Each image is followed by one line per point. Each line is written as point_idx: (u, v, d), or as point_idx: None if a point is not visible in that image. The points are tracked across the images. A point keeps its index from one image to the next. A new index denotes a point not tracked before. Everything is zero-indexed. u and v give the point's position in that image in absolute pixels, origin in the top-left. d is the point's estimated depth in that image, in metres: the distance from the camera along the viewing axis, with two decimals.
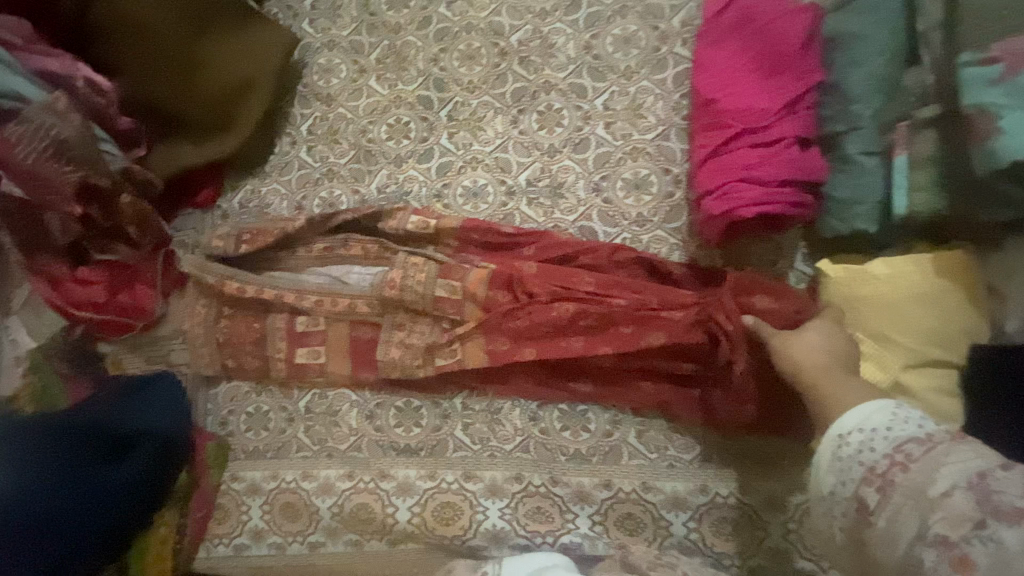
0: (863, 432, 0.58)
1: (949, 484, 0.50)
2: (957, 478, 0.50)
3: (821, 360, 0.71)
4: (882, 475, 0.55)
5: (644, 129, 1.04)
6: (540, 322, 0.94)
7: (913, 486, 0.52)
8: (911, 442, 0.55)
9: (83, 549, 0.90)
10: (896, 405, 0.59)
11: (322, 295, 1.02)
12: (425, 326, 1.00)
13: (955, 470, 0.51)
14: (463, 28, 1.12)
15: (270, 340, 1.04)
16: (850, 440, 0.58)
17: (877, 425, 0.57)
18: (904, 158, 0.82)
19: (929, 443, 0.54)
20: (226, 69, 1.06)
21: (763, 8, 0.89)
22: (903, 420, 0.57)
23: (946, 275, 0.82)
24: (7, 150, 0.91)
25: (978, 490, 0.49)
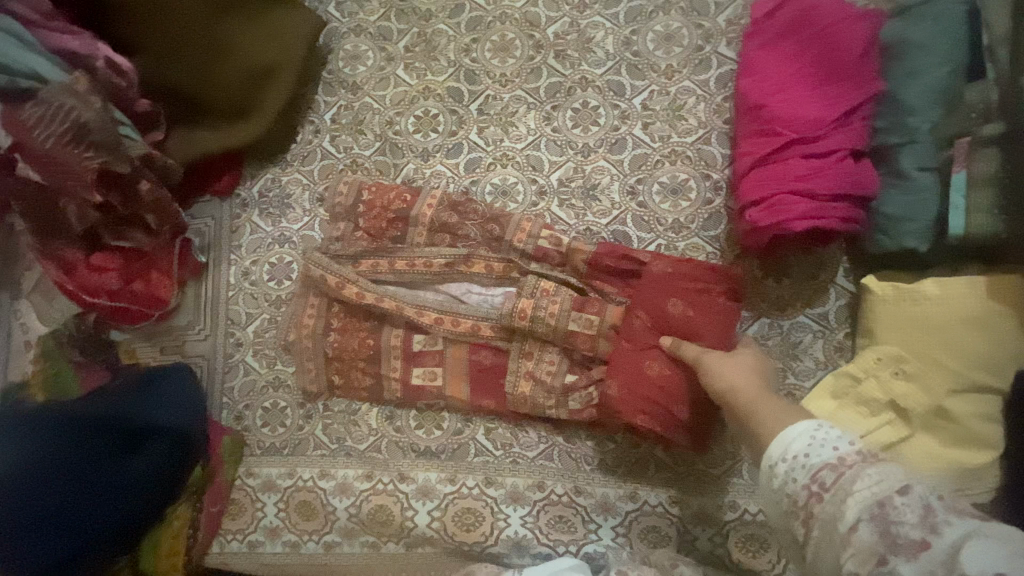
0: (787, 461, 0.56)
1: (855, 516, 0.49)
2: (860, 508, 0.49)
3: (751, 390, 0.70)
4: (804, 507, 0.53)
5: (683, 131, 1.00)
6: (647, 368, 0.87)
7: (829, 518, 0.51)
8: (825, 470, 0.53)
9: (95, 541, 0.88)
10: (818, 426, 0.57)
11: (421, 309, 0.97)
12: (556, 357, 0.95)
13: (860, 501, 0.49)
14: (497, 18, 1.08)
15: (385, 358, 1.00)
16: (777, 471, 0.57)
17: (798, 453, 0.56)
18: (961, 175, 0.79)
19: (840, 470, 0.52)
20: (251, 53, 1.01)
21: (822, 12, 0.86)
22: (819, 443, 0.55)
23: (1001, 299, 0.79)
24: (26, 134, 0.87)
25: (879, 520, 0.47)
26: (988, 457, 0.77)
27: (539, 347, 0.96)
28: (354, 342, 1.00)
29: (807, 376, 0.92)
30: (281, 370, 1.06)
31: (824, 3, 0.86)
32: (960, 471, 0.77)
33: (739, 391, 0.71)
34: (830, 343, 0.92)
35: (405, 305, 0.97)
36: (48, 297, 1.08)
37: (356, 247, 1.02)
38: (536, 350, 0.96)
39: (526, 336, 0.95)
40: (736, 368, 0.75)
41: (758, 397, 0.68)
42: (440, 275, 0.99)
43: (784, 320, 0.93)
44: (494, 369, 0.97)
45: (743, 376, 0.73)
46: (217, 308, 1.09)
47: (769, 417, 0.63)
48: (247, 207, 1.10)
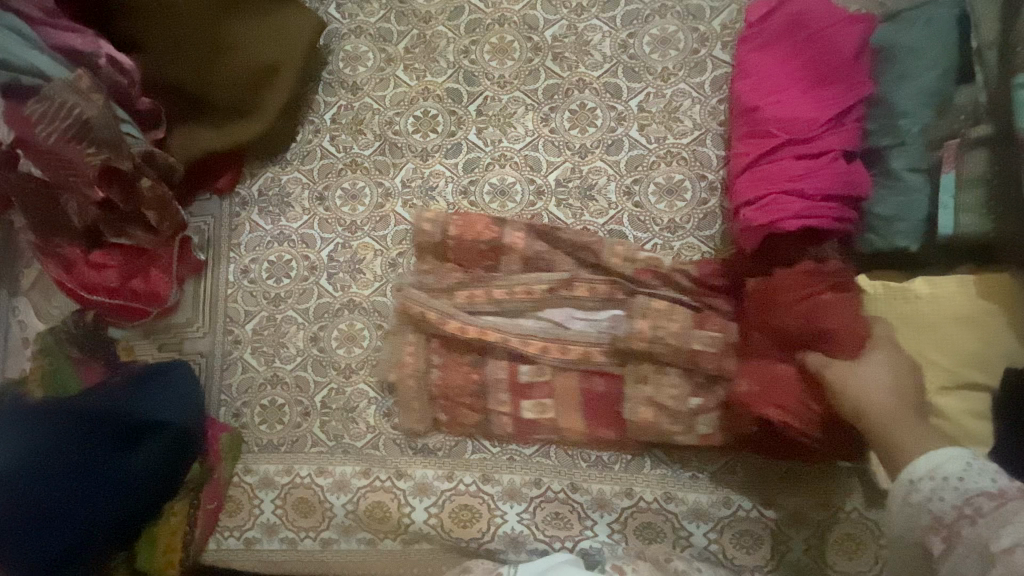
0: (934, 478, 0.62)
1: (1011, 541, 0.52)
2: (1017, 535, 0.52)
3: (892, 401, 0.73)
4: (950, 526, 0.58)
5: (679, 133, 1.02)
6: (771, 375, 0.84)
7: (977, 538, 0.55)
8: (983, 496, 0.57)
9: (95, 536, 0.89)
10: (973, 456, 0.62)
11: (432, 310, 0.97)
12: (557, 357, 0.96)
13: (1021, 528, 0.53)
14: (496, 21, 1.09)
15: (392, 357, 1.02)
16: (919, 486, 0.63)
17: (949, 474, 0.61)
18: (951, 176, 0.80)
19: (1002, 499, 0.56)
20: (253, 53, 1.02)
21: (814, 16, 0.88)
22: (977, 471, 0.60)
23: (991, 299, 0.81)
24: (29, 131, 0.90)
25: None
26: (977, 453, 0.77)
27: (538, 348, 0.96)
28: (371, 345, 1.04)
29: None
30: (279, 368, 1.06)
31: (817, 8, 0.88)
32: None
33: (874, 404, 0.73)
34: None
35: (411, 301, 0.98)
36: (47, 295, 1.09)
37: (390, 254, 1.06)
38: (531, 350, 0.96)
39: (521, 338, 0.96)
40: (874, 377, 0.75)
41: (896, 414, 0.72)
42: (441, 278, 1.00)
43: None
44: (491, 368, 0.98)
45: (878, 392, 0.74)
46: (216, 305, 1.09)
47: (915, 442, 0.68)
48: (247, 206, 1.11)
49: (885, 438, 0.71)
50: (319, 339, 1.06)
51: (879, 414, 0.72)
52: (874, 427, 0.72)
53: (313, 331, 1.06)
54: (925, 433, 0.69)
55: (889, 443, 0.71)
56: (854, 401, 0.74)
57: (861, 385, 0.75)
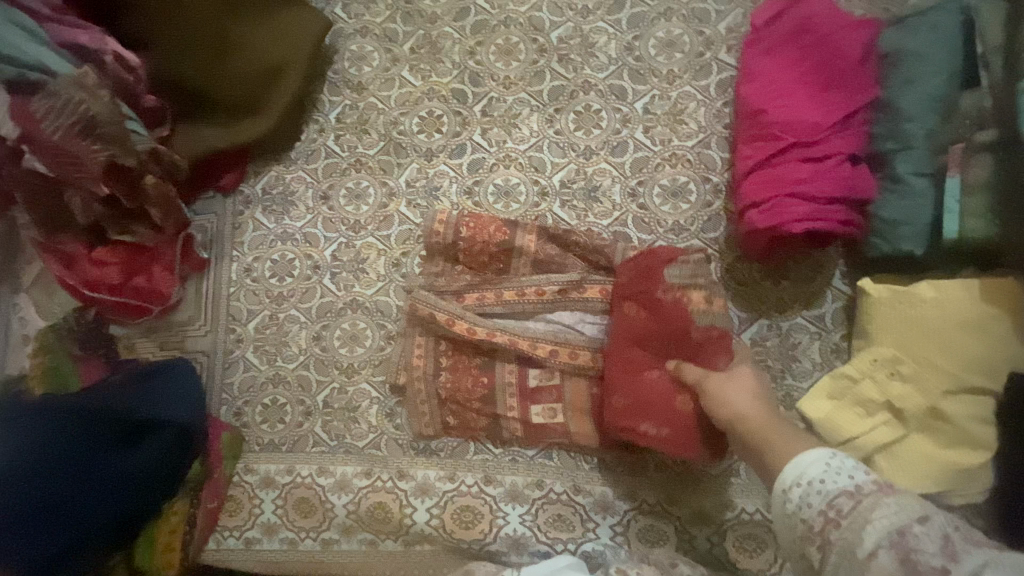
0: (800, 486, 0.60)
1: (875, 543, 0.53)
2: (880, 536, 0.53)
3: (760, 410, 0.74)
4: (819, 534, 0.57)
5: (684, 135, 1.02)
6: (637, 377, 0.88)
7: (846, 544, 0.55)
8: (842, 497, 0.57)
9: (89, 535, 0.88)
10: (831, 455, 0.61)
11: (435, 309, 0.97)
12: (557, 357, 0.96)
13: (880, 529, 0.54)
14: (501, 22, 1.09)
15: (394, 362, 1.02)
16: (791, 496, 0.60)
17: (813, 479, 0.60)
18: (956, 181, 0.81)
19: (858, 498, 0.56)
20: (257, 51, 1.02)
21: (821, 19, 0.88)
22: (836, 471, 0.59)
23: (995, 303, 0.81)
24: (35, 126, 0.89)
25: (899, 548, 0.52)
26: (983, 458, 0.79)
27: (542, 350, 0.96)
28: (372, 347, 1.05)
29: (805, 377, 0.93)
30: (281, 367, 1.06)
31: (823, 12, 0.89)
32: (955, 471, 0.79)
33: (748, 413, 0.75)
34: (827, 345, 0.94)
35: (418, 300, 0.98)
36: (48, 292, 1.09)
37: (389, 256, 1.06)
38: (532, 350, 0.96)
39: (523, 340, 0.96)
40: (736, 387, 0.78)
41: (765, 422, 0.72)
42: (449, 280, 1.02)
43: (783, 322, 0.95)
44: (493, 370, 0.98)
45: (748, 399, 0.76)
46: (218, 303, 1.09)
47: (781, 445, 0.67)
48: (250, 204, 1.11)
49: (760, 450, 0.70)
50: (322, 338, 1.06)
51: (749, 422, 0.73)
52: (750, 436, 0.72)
53: (315, 331, 1.06)
54: (789, 434, 0.69)
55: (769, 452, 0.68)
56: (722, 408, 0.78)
57: (731, 395, 0.78)
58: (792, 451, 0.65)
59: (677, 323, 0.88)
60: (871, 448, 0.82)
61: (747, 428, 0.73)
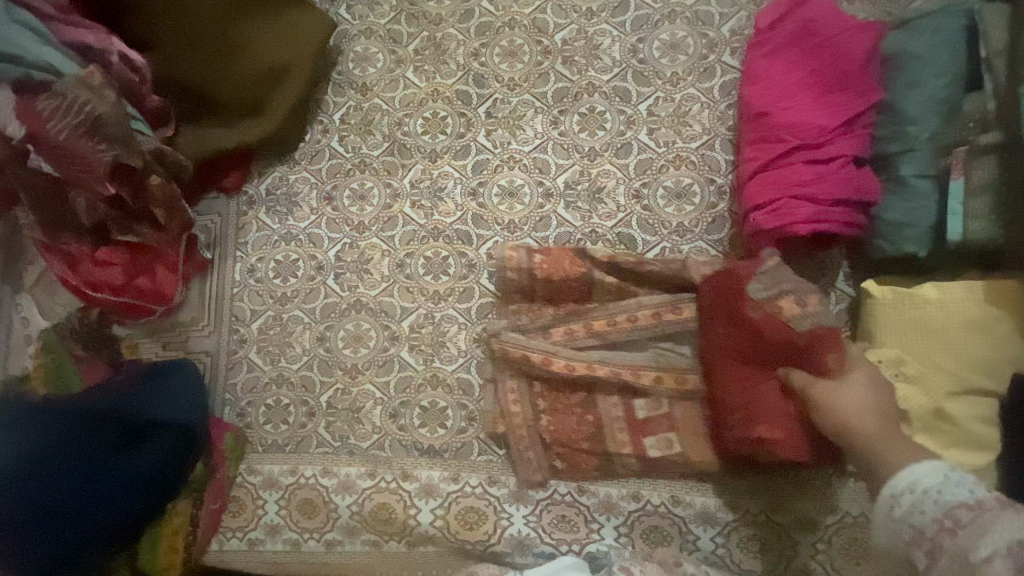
0: (911, 492, 0.62)
1: (990, 551, 0.53)
2: (997, 545, 0.53)
3: (877, 419, 0.74)
4: (930, 539, 0.58)
5: (688, 137, 1.02)
6: (755, 393, 0.86)
7: (958, 549, 0.55)
8: (960, 507, 0.58)
9: (91, 538, 0.87)
10: (949, 468, 0.62)
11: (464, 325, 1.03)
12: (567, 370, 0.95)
13: (997, 538, 0.53)
14: (506, 24, 1.10)
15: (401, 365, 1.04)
16: (900, 501, 0.62)
17: (928, 486, 0.61)
18: (958, 184, 0.82)
19: (979, 510, 0.57)
20: (262, 52, 1.02)
21: (825, 23, 0.89)
22: (954, 483, 0.60)
23: (997, 305, 0.82)
24: (39, 126, 0.88)
25: (1017, 558, 0.51)
26: (986, 460, 0.79)
27: (645, 379, 0.94)
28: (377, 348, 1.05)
29: None
30: (285, 368, 1.06)
31: (828, 15, 0.89)
32: (961, 473, 0.79)
33: (863, 420, 0.74)
34: None
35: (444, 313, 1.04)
36: (51, 292, 1.08)
37: (394, 257, 1.06)
38: (549, 364, 0.95)
39: (535, 352, 0.96)
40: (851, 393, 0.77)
41: (883, 432, 0.72)
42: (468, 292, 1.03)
43: None
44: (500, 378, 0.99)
45: (862, 408, 0.75)
46: (221, 303, 1.09)
47: (896, 454, 0.68)
48: (254, 205, 1.11)
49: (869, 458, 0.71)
50: (326, 339, 1.06)
51: (864, 432, 0.73)
52: (864, 444, 0.72)
53: (319, 331, 1.06)
54: (901, 446, 0.69)
55: (881, 458, 0.69)
56: (838, 417, 0.76)
57: (844, 404, 0.77)
58: (904, 461, 0.67)
59: (783, 332, 0.85)
60: None
61: (856, 436, 0.73)
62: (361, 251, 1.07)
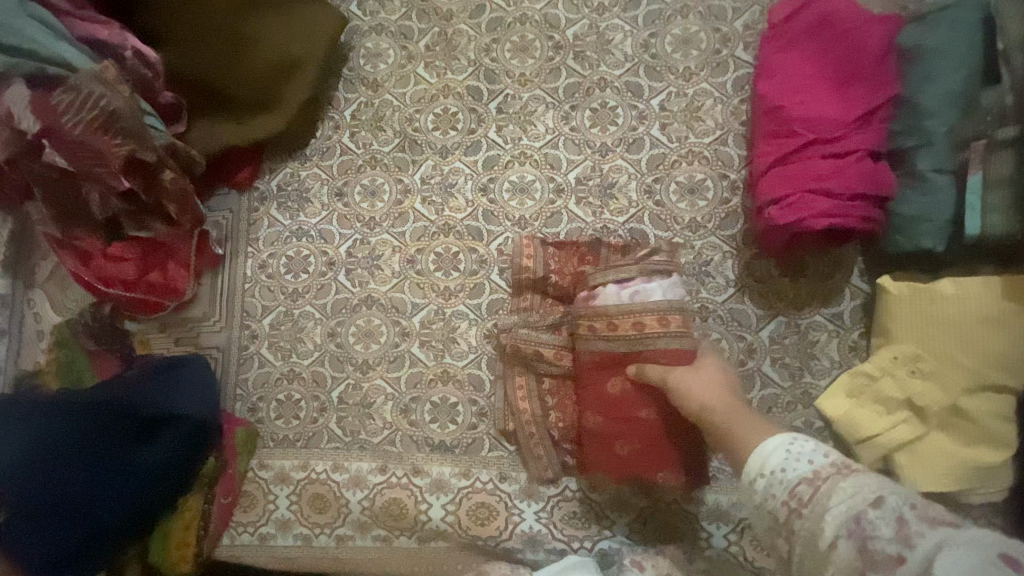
0: (765, 476, 0.65)
1: (834, 534, 0.57)
2: (838, 526, 0.57)
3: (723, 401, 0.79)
4: (785, 524, 0.62)
5: (701, 132, 1.02)
6: (607, 423, 0.88)
7: (809, 534, 0.59)
8: (802, 485, 0.62)
9: (104, 531, 0.87)
10: (791, 441, 0.66)
11: (476, 322, 1.03)
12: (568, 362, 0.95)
13: (837, 518, 0.58)
14: (517, 19, 1.09)
15: (411, 361, 1.04)
16: (757, 487, 0.65)
17: (775, 469, 0.64)
18: (978, 177, 0.80)
19: (816, 484, 0.61)
20: (275, 48, 1.02)
21: (841, 16, 0.88)
22: (794, 458, 0.64)
23: (1017, 300, 0.81)
24: (55, 119, 0.88)
25: (856, 536, 0.56)
26: (1004, 456, 0.80)
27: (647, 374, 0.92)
28: (387, 344, 1.05)
29: (823, 374, 0.93)
30: (296, 363, 1.06)
31: (843, 8, 0.88)
32: (974, 468, 0.80)
33: (711, 407, 0.79)
34: (845, 343, 0.94)
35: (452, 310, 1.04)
36: (63, 287, 1.09)
37: (405, 253, 1.06)
38: (558, 359, 0.96)
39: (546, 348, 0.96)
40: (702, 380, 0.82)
41: (733, 408, 0.78)
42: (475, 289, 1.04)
43: (801, 319, 0.95)
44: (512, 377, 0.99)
45: (710, 393, 0.80)
46: (233, 299, 1.09)
47: (747, 430, 0.73)
48: (266, 201, 1.11)
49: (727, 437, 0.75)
50: (337, 335, 1.06)
51: (716, 411, 0.78)
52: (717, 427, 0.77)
53: (330, 327, 1.06)
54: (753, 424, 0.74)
55: (736, 438, 0.73)
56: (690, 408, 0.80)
57: (695, 390, 0.81)
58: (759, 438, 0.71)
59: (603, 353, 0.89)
60: (891, 447, 0.83)
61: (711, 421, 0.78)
62: (372, 247, 1.07)
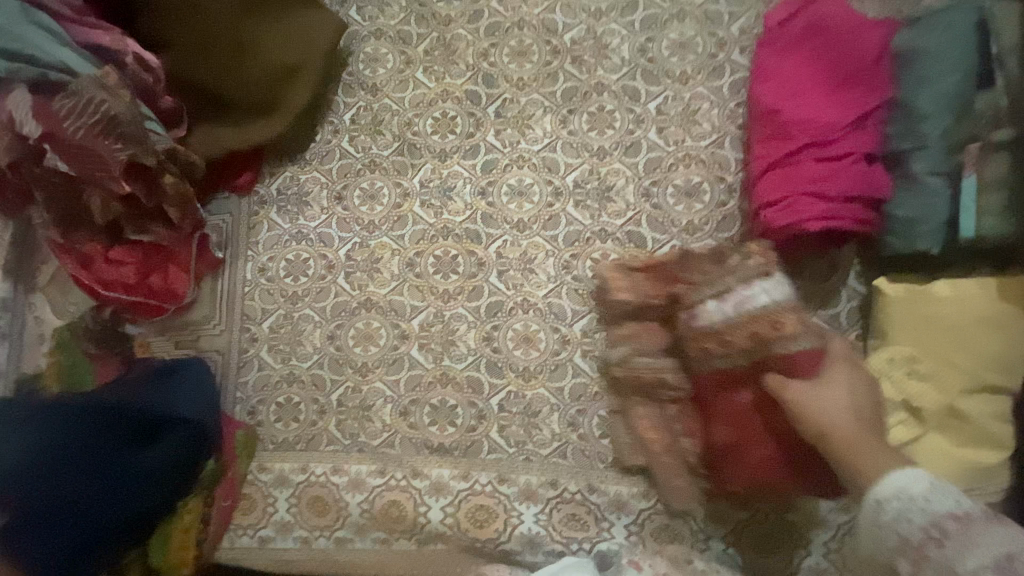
0: (899, 500, 0.66)
1: (977, 565, 0.58)
2: (987, 560, 0.58)
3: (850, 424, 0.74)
4: (916, 548, 0.63)
5: (697, 136, 1.03)
6: (741, 442, 0.83)
7: (944, 561, 0.60)
8: (948, 518, 0.62)
9: (103, 534, 0.88)
10: (935, 476, 0.67)
11: (475, 325, 1.04)
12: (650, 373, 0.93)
13: (987, 553, 0.59)
14: (515, 24, 1.10)
15: (410, 364, 1.04)
16: (886, 507, 0.66)
17: (915, 496, 0.65)
18: (972, 180, 0.81)
19: (966, 521, 0.61)
20: (276, 52, 1.03)
21: (837, 20, 0.89)
22: (942, 492, 0.64)
23: (1013, 301, 0.81)
24: (56, 124, 0.89)
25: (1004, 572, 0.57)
26: (1001, 456, 0.80)
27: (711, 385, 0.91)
28: (386, 347, 1.05)
29: None
30: (296, 366, 1.07)
31: (838, 13, 0.89)
32: (971, 470, 0.80)
33: (836, 429, 0.74)
34: None
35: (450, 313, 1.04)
36: (64, 291, 1.09)
37: (404, 256, 1.07)
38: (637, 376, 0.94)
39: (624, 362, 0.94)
40: (833, 399, 0.77)
41: (858, 432, 0.73)
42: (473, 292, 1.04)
43: None
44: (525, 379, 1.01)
45: (834, 414, 0.75)
46: (232, 303, 1.09)
47: (880, 459, 0.70)
48: (266, 205, 1.11)
49: (851, 462, 0.72)
50: (336, 338, 1.06)
51: (837, 438, 0.74)
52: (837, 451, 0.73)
53: (329, 330, 1.07)
54: (881, 452, 0.71)
55: (856, 467, 0.71)
56: (815, 430, 0.75)
57: (820, 410, 0.75)
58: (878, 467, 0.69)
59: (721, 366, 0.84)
60: None
61: (830, 444, 0.74)
62: (371, 251, 1.08)
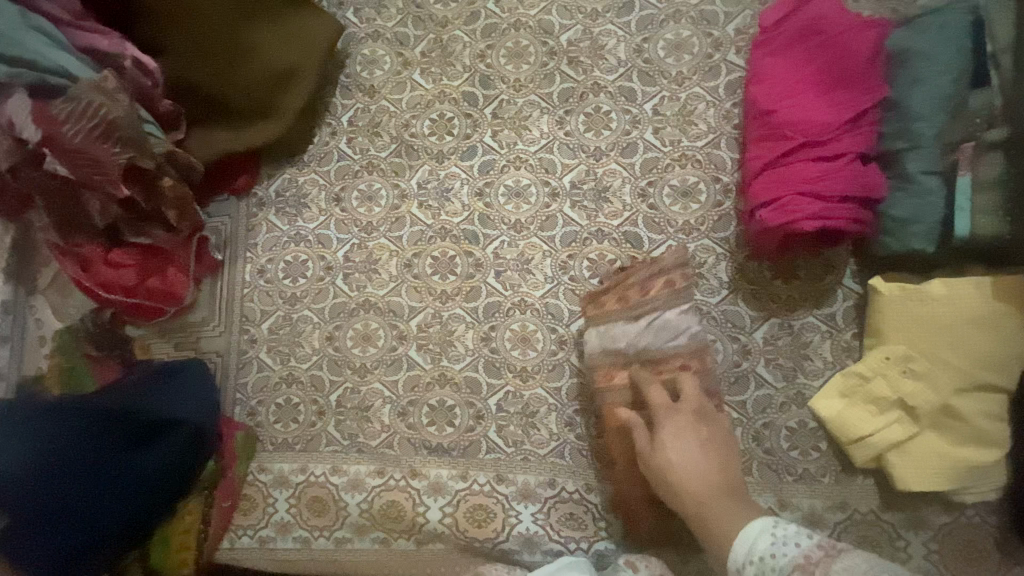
0: (754, 562, 0.70)
1: None
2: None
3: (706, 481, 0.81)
4: None
5: (694, 136, 1.03)
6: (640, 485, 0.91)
7: None
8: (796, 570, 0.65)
9: (105, 535, 0.88)
10: (775, 524, 0.71)
11: (473, 325, 1.04)
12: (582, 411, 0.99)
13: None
14: (512, 26, 1.11)
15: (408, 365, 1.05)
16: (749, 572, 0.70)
17: (763, 554, 0.69)
18: (967, 179, 0.82)
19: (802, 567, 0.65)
20: (273, 56, 1.03)
21: (830, 21, 0.89)
22: (782, 541, 0.69)
23: (1006, 300, 0.82)
24: (55, 127, 0.89)
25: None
26: (996, 455, 0.81)
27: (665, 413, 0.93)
28: (384, 348, 1.06)
29: (816, 375, 0.94)
30: (295, 367, 1.07)
31: (831, 13, 0.89)
32: (965, 468, 0.81)
33: (690, 485, 0.81)
34: (838, 344, 0.94)
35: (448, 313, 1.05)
36: (64, 294, 1.10)
37: (402, 257, 1.07)
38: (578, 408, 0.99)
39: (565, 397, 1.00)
40: (697, 459, 0.82)
41: (715, 490, 0.80)
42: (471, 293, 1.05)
43: (794, 320, 0.95)
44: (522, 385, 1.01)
45: (693, 472, 0.82)
46: (231, 305, 1.10)
47: (722, 517, 0.77)
48: (264, 207, 1.12)
49: (701, 525, 0.78)
50: (335, 339, 1.07)
51: (693, 495, 0.80)
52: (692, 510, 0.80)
53: (328, 331, 1.07)
54: (728, 508, 0.78)
55: (712, 527, 0.77)
56: (676, 486, 0.82)
57: (676, 465, 0.82)
58: (733, 525, 0.75)
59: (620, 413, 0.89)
60: (882, 446, 0.84)
61: (685, 502, 0.81)
62: (369, 252, 1.08)
